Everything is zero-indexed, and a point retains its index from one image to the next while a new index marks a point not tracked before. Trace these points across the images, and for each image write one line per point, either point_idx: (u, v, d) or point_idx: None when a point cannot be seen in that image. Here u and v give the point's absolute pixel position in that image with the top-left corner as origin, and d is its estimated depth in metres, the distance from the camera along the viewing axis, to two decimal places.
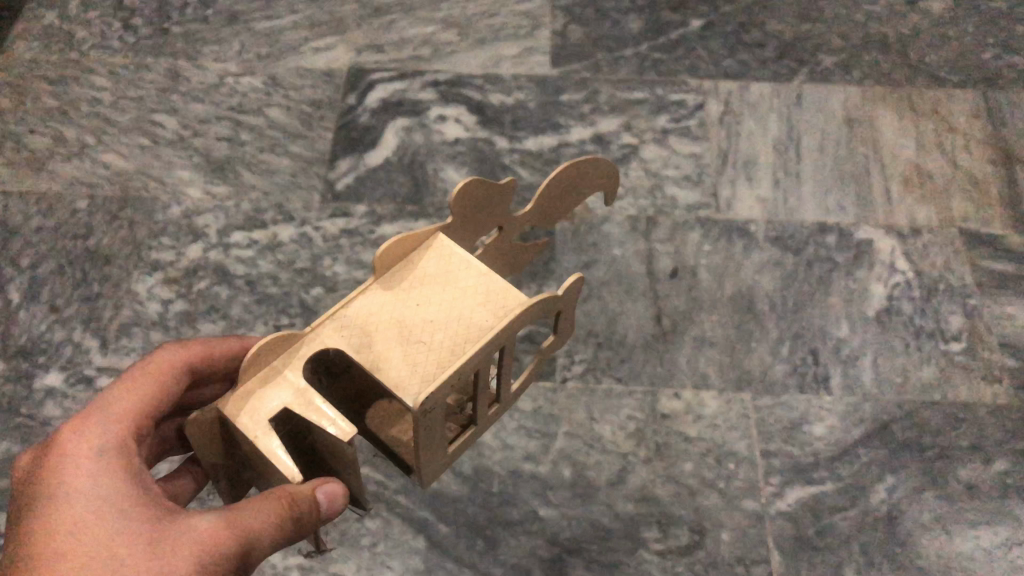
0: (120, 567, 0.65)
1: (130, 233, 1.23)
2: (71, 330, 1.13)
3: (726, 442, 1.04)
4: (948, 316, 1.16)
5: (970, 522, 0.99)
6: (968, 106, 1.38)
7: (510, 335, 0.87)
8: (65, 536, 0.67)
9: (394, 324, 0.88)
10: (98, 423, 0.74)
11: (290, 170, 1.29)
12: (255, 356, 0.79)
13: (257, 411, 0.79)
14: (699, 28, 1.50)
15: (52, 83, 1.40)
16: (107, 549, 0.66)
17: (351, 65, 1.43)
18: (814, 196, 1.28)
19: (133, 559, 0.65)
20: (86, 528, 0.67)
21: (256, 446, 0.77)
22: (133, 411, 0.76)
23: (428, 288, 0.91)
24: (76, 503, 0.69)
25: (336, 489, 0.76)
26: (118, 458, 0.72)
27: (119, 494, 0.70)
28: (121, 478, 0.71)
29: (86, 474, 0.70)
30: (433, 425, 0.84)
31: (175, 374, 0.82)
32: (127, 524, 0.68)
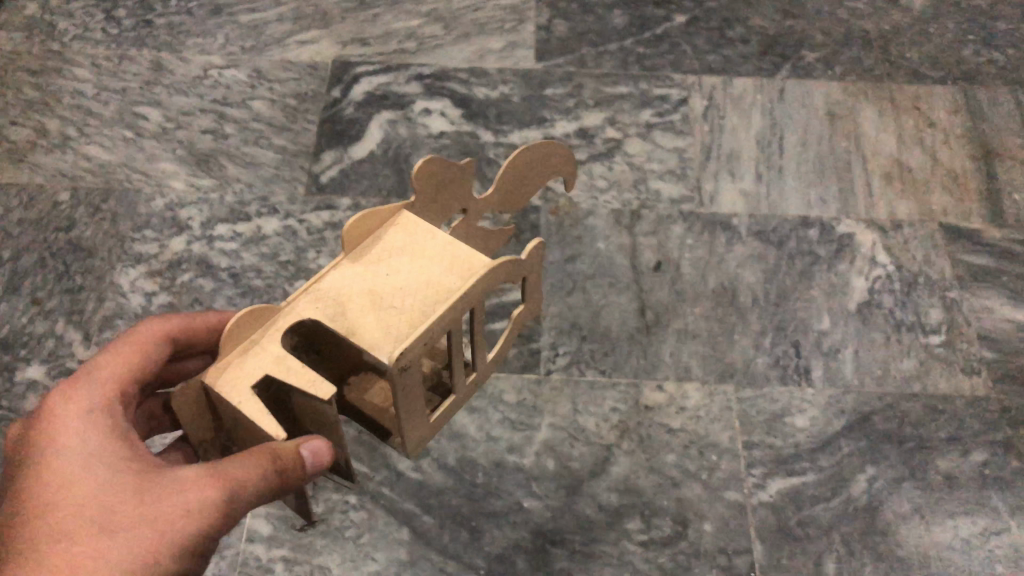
0: (109, 516, 0.65)
1: (113, 225, 1.22)
2: (53, 323, 1.12)
3: (708, 434, 1.05)
4: (927, 309, 1.17)
5: (948, 512, 1.00)
6: (948, 102, 1.40)
7: (479, 295, 0.88)
8: (55, 489, 0.67)
9: (366, 292, 0.88)
10: (85, 386, 0.74)
11: (274, 163, 1.29)
12: (234, 327, 0.79)
13: (239, 377, 0.79)
14: (683, 24, 1.51)
15: (34, 74, 1.39)
16: (94, 501, 0.66)
17: (335, 58, 1.43)
18: (797, 190, 1.29)
19: (121, 510, 0.66)
20: (73, 483, 0.67)
21: (238, 409, 0.77)
22: (119, 376, 0.76)
23: (394, 257, 0.92)
24: (65, 460, 0.69)
25: (321, 443, 0.77)
26: (107, 418, 0.72)
27: (107, 451, 0.70)
28: (109, 437, 0.71)
29: (76, 432, 0.70)
30: (412, 386, 0.86)
31: (157, 343, 0.81)
32: (114, 478, 0.68)
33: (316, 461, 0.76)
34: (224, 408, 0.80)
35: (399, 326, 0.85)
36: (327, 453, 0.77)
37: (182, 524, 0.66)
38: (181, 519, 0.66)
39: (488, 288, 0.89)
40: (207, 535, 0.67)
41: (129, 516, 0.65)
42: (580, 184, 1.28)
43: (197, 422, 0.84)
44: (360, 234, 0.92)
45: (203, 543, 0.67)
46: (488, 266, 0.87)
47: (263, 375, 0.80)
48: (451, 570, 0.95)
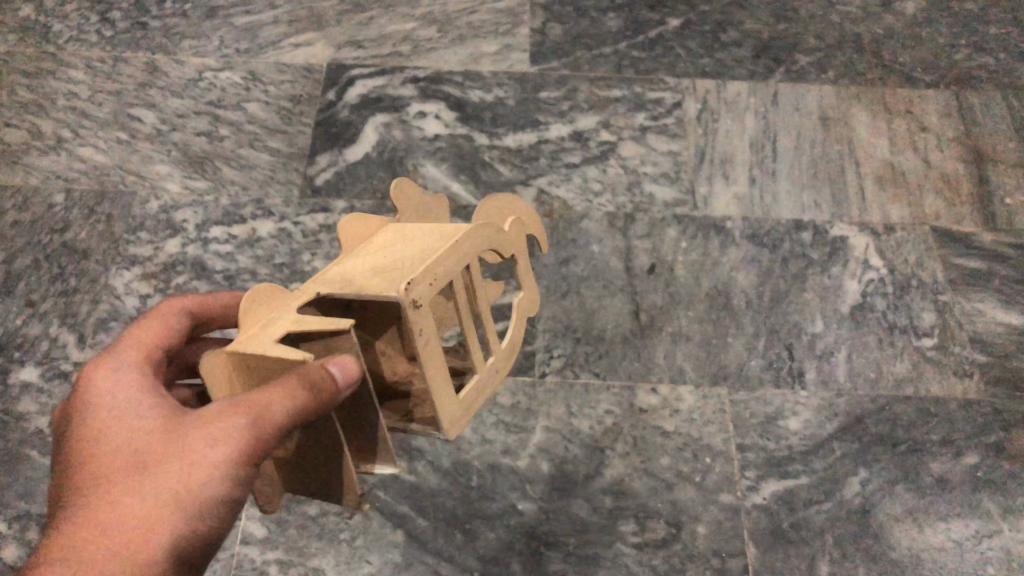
0: (145, 466, 0.59)
1: (108, 227, 1.22)
2: (48, 326, 1.12)
3: (702, 436, 1.06)
4: (919, 313, 1.18)
5: (940, 514, 1.01)
6: (940, 106, 1.41)
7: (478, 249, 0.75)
8: (94, 450, 0.61)
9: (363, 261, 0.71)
10: (115, 344, 0.69)
11: (269, 165, 1.29)
12: (247, 300, 0.66)
13: (259, 337, 0.64)
14: (677, 27, 1.51)
15: (28, 76, 1.39)
16: (127, 441, 0.61)
17: (330, 60, 1.43)
18: (790, 194, 1.29)
19: (153, 445, 0.60)
20: (106, 427, 0.62)
21: (266, 360, 0.62)
22: (145, 339, 0.70)
23: (385, 237, 0.78)
24: (96, 408, 0.64)
25: (351, 365, 0.62)
26: (138, 374, 0.66)
27: (141, 396, 0.64)
28: (141, 385, 0.65)
29: (109, 392, 0.65)
30: (427, 341, 0.67)
31: (180, 313, 0.75)
32: (149, 422, 0.62)
33: (347, 379, 0.61)
34: (254, 374, 0.64)
35: (405, 268, 0.67)
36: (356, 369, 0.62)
37: (213, 451, 0.59)
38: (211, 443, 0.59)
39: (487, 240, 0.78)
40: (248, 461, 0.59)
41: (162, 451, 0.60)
42: (574, 187, 1.29)
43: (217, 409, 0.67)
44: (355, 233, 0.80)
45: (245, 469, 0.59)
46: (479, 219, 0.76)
47: (282, 333, 0.64)
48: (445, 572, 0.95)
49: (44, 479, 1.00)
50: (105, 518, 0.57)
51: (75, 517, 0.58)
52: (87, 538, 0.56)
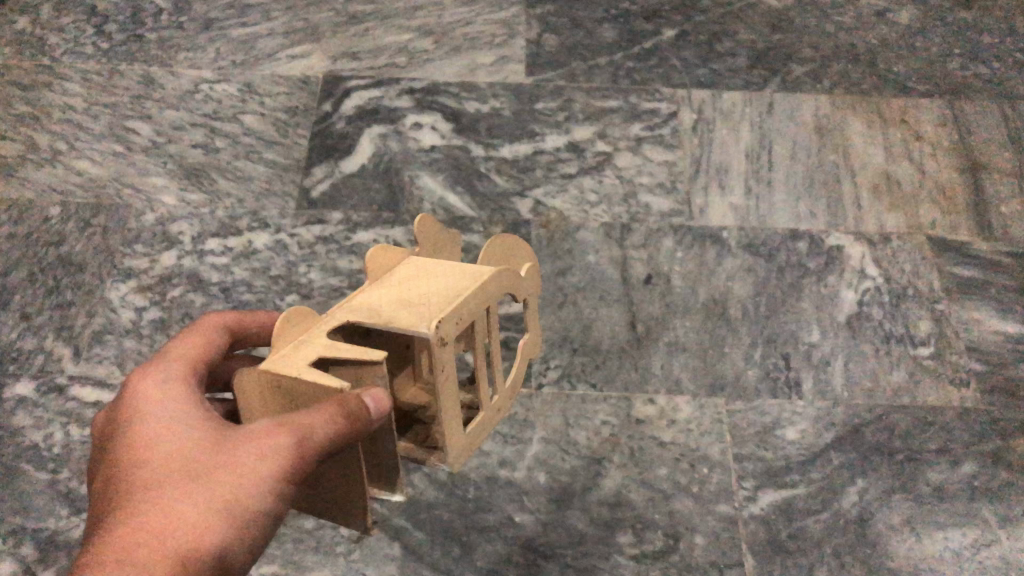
0: (191, 468, 0.64)
1: (103, 240, 1.22)
2: (43, 339, 1.12)
3: (699, 447, 1.05)
4: (916, 322, 1.18)
5: (938, 524, 1.00)
6: (935, 115, 1.41)
7: (494, 296, 0.86)
8: (141, 451, 0.66)
9: (390, 296, 0.81)
10: (162, 364, 0.74)
11: (265, 177, 1.29)
12: (285, 319, 0.75)
13: (295, 360, 0.73)
14: (672, 37, 1.52)
15: (24, 89, 1.39)
16: (180, 451, 0.66)
17: (326, 72, 1.43)
18: (786, 204, 1.29)
19: (205, 456, 0.65)
20: (158, 438, 0.67)
21: (300, 382, 0.71)
22: (190, 357, 0.77)
23: (409, 275, 0.86)
24: (150, 420, 0.69)
25: (381, 395, 0.71)
26: (184, 388, 0.72)
27: (190, 411, 0.70)
28: (189, 403, 0.71)
29: (156, 402, 0.70)
30: (449, 373, 0.79)
31: (217, 333, 0.82)
32: (196, 431, 0.68)
33: (377, 407, 0.70)
34: (285, 393, 0.73)
35: (428, 309, 0.78)
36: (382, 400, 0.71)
37: (264, 465, 0.65)
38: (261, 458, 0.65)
39: (502, 286, 0.87)
40: (292, 477, 0.65)
41: (213, 461, 0.65)
42: (570, 197, 1.29)
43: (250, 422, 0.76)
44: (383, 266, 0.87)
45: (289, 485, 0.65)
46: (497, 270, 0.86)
47: (317, 357, 0.73)
48: None
49: (40, 493, 1.00)
50: (162, 518, 0.61)
51: (130, 515, 0.61)
52: (143, 535, 0.60)
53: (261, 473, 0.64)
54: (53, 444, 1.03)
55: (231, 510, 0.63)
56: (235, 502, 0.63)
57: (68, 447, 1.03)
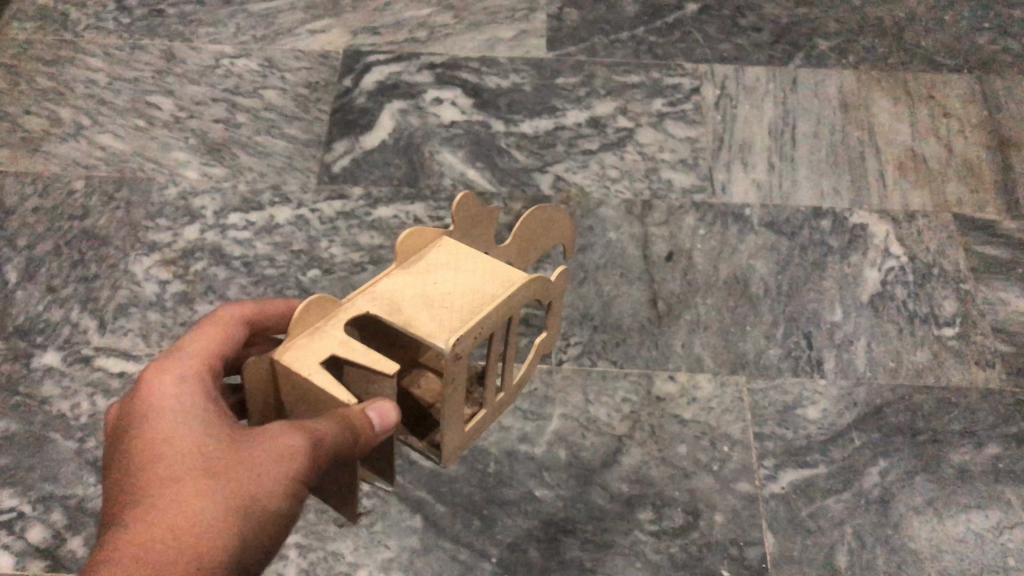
0: (210, 465, 0.65)
1: (127, 214, 1.23)
2: (68, 311, 1.13)
3: (720, 425, 1.05)
4: (941, 301, 1.16)
5: (960, 505, 1.00)
6: (963, 91, 1.39)
7: (520, 301, 0.88)
8: (158, 444, 0.66)
9: (415, 292, 0.83)
10: (177, 355, 0.74)
11: (286, 152, 1.29)
12: (304, 309, 0.78)
13: (309, 358, 0.77)
14: (695, 12, 1.50)
15: (47, 63, 1.40)
16: (199, 444, 0.67)
17: (347, 47, 1.43)
18: (810, 181, 1.28)
19: (223, 452, 0.66)
20: (177, 429, 0.67)
21: (310, 382, 0.75)
22: (205, 350, 0.76)
23: (439, 263, 0.88)
24: (167, 411, 0.69)
25: (387, 409, 0.76)
26: (199, 383, 0.72)
27: (206, 407, 0.70)
28: (205, 396, 0.71)
29: (172, 396, 0.70)
30: (457, 382, 0.84)
31: (235, 326, 0.80)
32: (213, 428, 0.68)
33: (383, 422, 0.75)
34: (294, 389, 0.77)
35: (451, 320, 0.81)
36: (390, 416, 0.76)
37: (281, 466, 0.67)
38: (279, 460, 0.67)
39: (530, 292, 0.89)
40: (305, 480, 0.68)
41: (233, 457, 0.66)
42: (592, 173, 1.28)
43: (258, 405, 0.80)
44: (415, 246, 0.89)
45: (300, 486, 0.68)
46: (527, 277, 0.87)
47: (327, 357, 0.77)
48: (463, 558, 0.95)
49: (66, 463, 1.01)
50: (183, 511, 0.62)
51: (151, 507, 0.62)
52: (164, 527, 0.61)
53: (278, 473, 0.66)
54: (79, 414, 1.05)
55: (248, 507, 0.64)
56: (252, 499, 0.65)
57: (94, 418, 1.04)
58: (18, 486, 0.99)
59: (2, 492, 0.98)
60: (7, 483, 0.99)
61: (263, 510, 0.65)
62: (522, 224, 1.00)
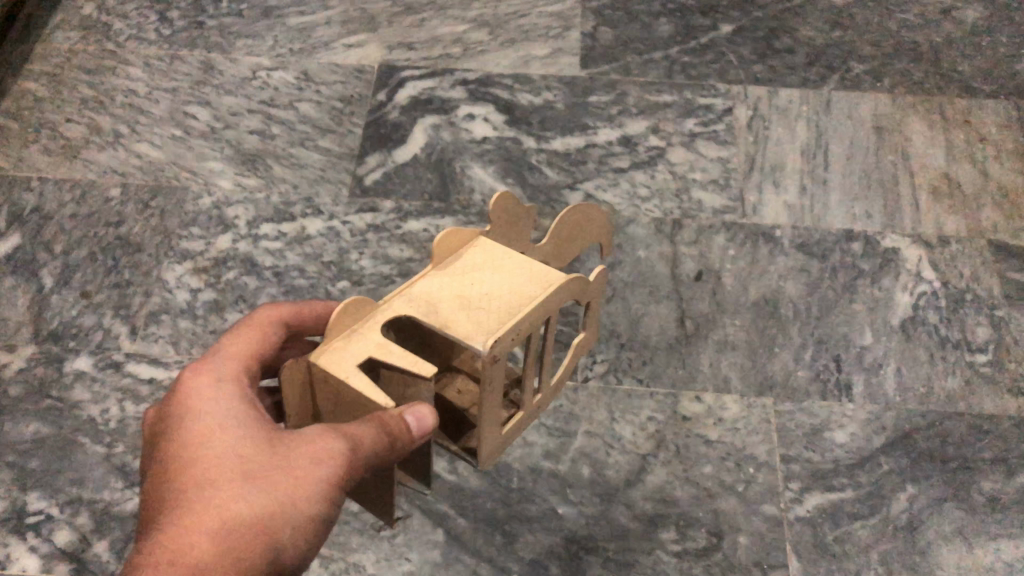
0: (248, 471, 0.66)
1: (161, 222, 1.25)
2: (102, 316, 1.15)
3: (746, 446, 1.05)
4: (974, 328, 1.15)
5: (991, 535, 0.98)
6: (1000, 117, 1.38)
7: (557, 302, 0.88)
8: (197, 447, 0.67)
9: (452, 294, 0.84)
10: (216, 357, 0.74)
11: (319, 164, 1.31)
12: (341, 311, 0.78)
13: (345, 360, 0.77)
14: (729, 33, 1.50)
15: (89, 73, 1.43)
16: (236, 449, 0.67)
17: (382, 61, 1.45)
18: (841, 204, 1.27)
19: (261, 457, 0.67)
20: (214, 434, 0.68)
21: (347, 385, 0.75)
22: (244, 352, 0.76)
23: (475, 265, 0.88)
24: (204, 414, 0.69)
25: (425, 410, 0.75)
26: (238, 385, 0.72)
27: (245, 409, 0.70)
28: (244, 398, 0.71)
29: (211, 397, 0.71)
30: (493, 384, 0.84)
31: (273, 327, 0.80)
32: (252, 431, 0.68)
33: (421, 427, 0.73)
34: (332, 390, 0.78)
35: (488, 322, 0.81)
36: (429, 418, 0.75)
37: (316, 472, 0.67)
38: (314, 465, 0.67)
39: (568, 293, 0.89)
40: (342, 486, 0.68)
41: (269, 463, 0.66)
42: (622, 191, 1.28)
43: (295, 409, 0.81)
44: (451, 248, 0.89)
45: (338, 493, 0.68)
46: (565, 278, 0.87)
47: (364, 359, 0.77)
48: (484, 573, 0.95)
49: (95, 466, 1.02)
50: (221, 519, 0.63)
51: (189, 514, 0.63)
52: (201, 533, 0.62)
53: (316, 479, 0.67)
54: (109, 418, 1.06)
55: (284, 514, 0.65)
56: (289, 506, 0.65)
57: (123, 422, 1.06)
58: (47, 488, 1.00)
59: (32, 494, 1.00)
60: (37, 484, 1.01)
61: (300, 515, 0.66)
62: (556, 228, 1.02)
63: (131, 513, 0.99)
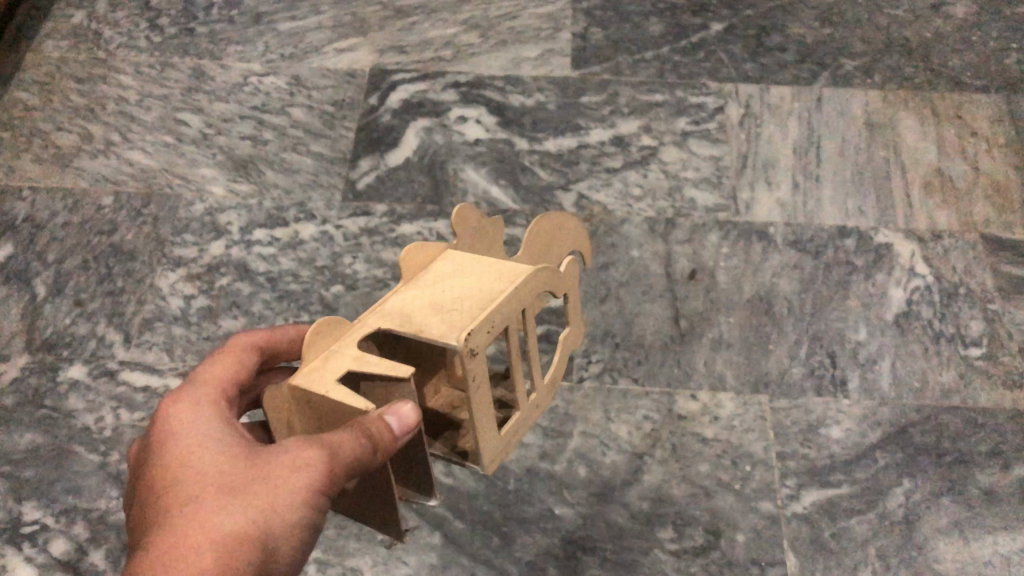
0: (224, 487, 0.64)
1: (154, 229, 1.24)
2: (95, 325, 1.15)
3: (742, 444, 1.05)
4: (968, 322, 1.15)
5: (989, 528, 0.99)
6: (990, 111, 1.38)
7: (532, 293, 0.80)
8: (173, 473, 0.66)
9: (424, 299, 0.76)
10: (192, 383, 0.74)
11: (312, 169, 1.31)
12: (312, 333, 0.72)
13: (323, 375, 0.71)
14: (719, 32, 1.50)
15: (80, 81, 1.43)
16: (212, 468, 0.66)
17: (373, 65, 1.45)
18: (834, 200, 1.27)
19: (237, 473, 0.65)
20: (192, 455, 0.67)
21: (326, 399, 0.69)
22: (220, 375, 0.75)
23: (447, 273, 0.81)
24: (181, 441, 0.68)
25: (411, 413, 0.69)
26: (213, 409, 0.71)
27: (220, 431, 0.69)
28: (219, 421, 0.70)
29: (186, 422, 0.70)
30: (480, 387, 0.75)
31: (249, 351, 0.79)
32: (228, 450, 0.67)
33: (403, 424, 0.68)
34: (313, 409, 0.72)
35: (459, 319, 0.73)
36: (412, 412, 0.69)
37: (295, 479, 0.65)
38: (294, 470, 0.65)
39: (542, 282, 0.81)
40: (324, 491, 0.66)
41: (250, 474, 0.65)
42: (615, 191, 1.28)
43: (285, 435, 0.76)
44: (418, 263, 0.82)
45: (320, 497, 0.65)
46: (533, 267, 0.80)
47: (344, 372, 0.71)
48: None
49: (90, 475, 1.02)
50: (198, 536, 0.62)
51: (166, 535, 0.62)
52: (180, 553, 0.61)
53: (293, 486, 0.64)
54: (104, 427, 1.06)
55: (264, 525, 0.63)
56: (267, 516, 0.64)
57: (118, 430, 1.06)
58: (41, 497, 1.00)
59: (26, 504, 1.00)
60: (33, 495, 1.01)
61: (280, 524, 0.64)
62: (535, 232, 0.92)
63: (128, 521, 0.98)
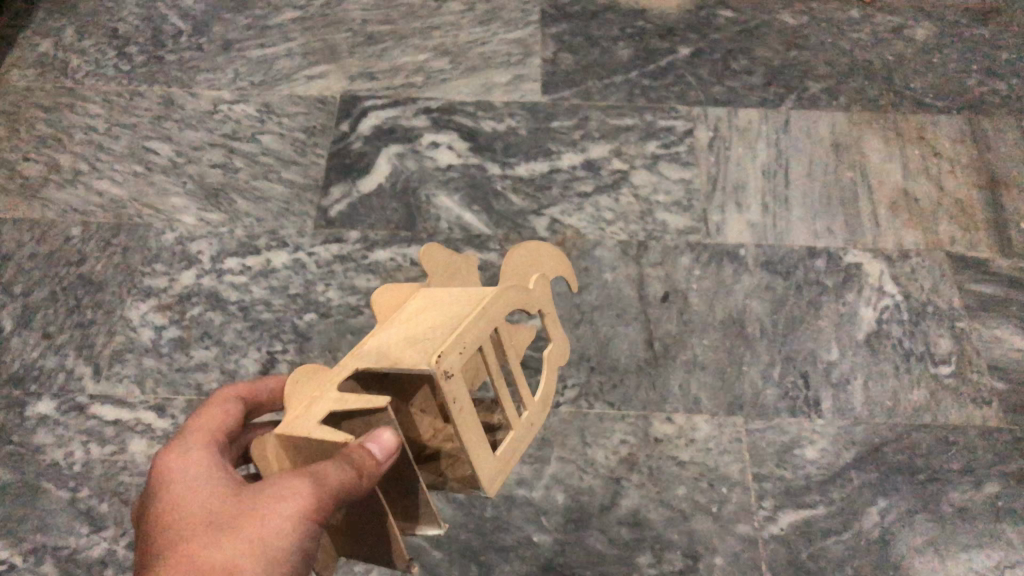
0: (209, 528, 0.61)
1: (123, 259, 1.23)
2: (63, 357, 1.13)
3: (718, 466, 1.05)
4: (936, 339, 1.17)
5: (961, 545, 1.01)
6: (953, 132, 1.41)
7: (502, 312, 0.72)
8: (160, 523, 0.63)
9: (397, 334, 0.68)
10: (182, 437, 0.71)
11: (283, 196, 1.30)
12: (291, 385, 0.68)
13: (302, 419, 0.63)
14: (688, 55, 1.52)
15: (47, 111, 1.41)
16: (199, 512, 0.63)
17: (344, 92, 1.44)
18: (803, 221, 1.29)
19: (224, 512, 0.61)
20: (180, 499, 0.64)
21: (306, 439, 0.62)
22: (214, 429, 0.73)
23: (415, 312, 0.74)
24: (170, 488, 0.65)
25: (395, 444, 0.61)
26: (204, 455, 0.68)
27: (210, 476, 0.66)
28: (210, 465, 0.67)
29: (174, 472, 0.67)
30: (467, 412, 0.65)
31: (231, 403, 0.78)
32: (216, 492, 0.64)
33: (387, 450, 0.60)
34: (299, 453, 0.65)
35: (427, 341, 0.64)
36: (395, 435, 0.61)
37: (281, 508, 0.60)
38: (282, 500, 0.60)
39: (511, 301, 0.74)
40: (313, 519, 0.60)
41: (236, 512, 0.61)
42: (587, 215, 1.29)
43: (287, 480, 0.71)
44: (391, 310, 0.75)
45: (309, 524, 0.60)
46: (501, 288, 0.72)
47: (325, 412, 0.63)
48: None
49: (61, 513, 1.01)
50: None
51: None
52: None
53: (279, 516, 0.60)
54: (74, 462, 1.05)
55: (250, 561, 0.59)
56: (251, 552, 0.59)
57: (88, 466, 1.04)
58: (8, 538, 1.00)
59: None
60: None
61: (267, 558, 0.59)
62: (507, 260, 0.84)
63: (97, 559, 0.98)
